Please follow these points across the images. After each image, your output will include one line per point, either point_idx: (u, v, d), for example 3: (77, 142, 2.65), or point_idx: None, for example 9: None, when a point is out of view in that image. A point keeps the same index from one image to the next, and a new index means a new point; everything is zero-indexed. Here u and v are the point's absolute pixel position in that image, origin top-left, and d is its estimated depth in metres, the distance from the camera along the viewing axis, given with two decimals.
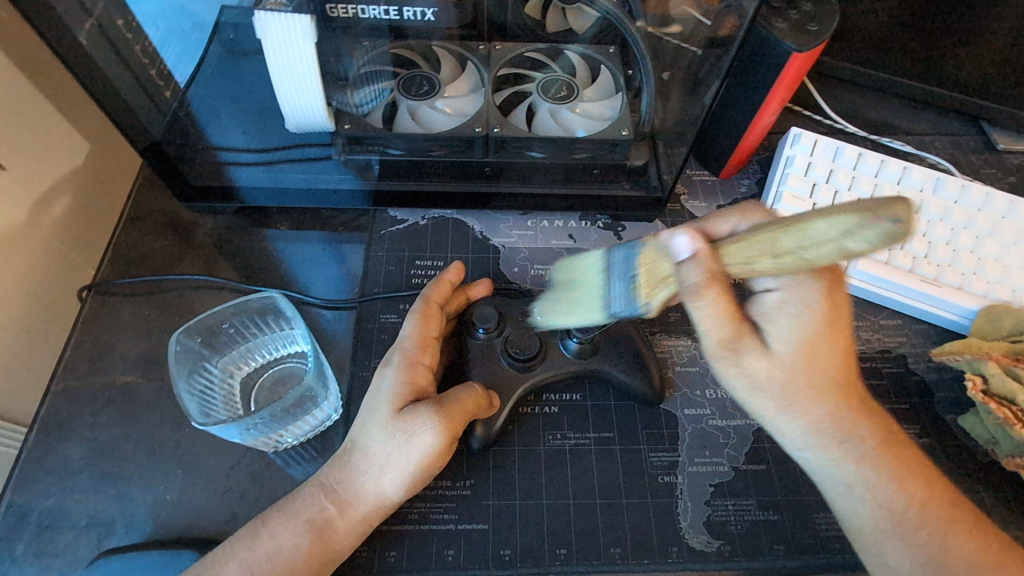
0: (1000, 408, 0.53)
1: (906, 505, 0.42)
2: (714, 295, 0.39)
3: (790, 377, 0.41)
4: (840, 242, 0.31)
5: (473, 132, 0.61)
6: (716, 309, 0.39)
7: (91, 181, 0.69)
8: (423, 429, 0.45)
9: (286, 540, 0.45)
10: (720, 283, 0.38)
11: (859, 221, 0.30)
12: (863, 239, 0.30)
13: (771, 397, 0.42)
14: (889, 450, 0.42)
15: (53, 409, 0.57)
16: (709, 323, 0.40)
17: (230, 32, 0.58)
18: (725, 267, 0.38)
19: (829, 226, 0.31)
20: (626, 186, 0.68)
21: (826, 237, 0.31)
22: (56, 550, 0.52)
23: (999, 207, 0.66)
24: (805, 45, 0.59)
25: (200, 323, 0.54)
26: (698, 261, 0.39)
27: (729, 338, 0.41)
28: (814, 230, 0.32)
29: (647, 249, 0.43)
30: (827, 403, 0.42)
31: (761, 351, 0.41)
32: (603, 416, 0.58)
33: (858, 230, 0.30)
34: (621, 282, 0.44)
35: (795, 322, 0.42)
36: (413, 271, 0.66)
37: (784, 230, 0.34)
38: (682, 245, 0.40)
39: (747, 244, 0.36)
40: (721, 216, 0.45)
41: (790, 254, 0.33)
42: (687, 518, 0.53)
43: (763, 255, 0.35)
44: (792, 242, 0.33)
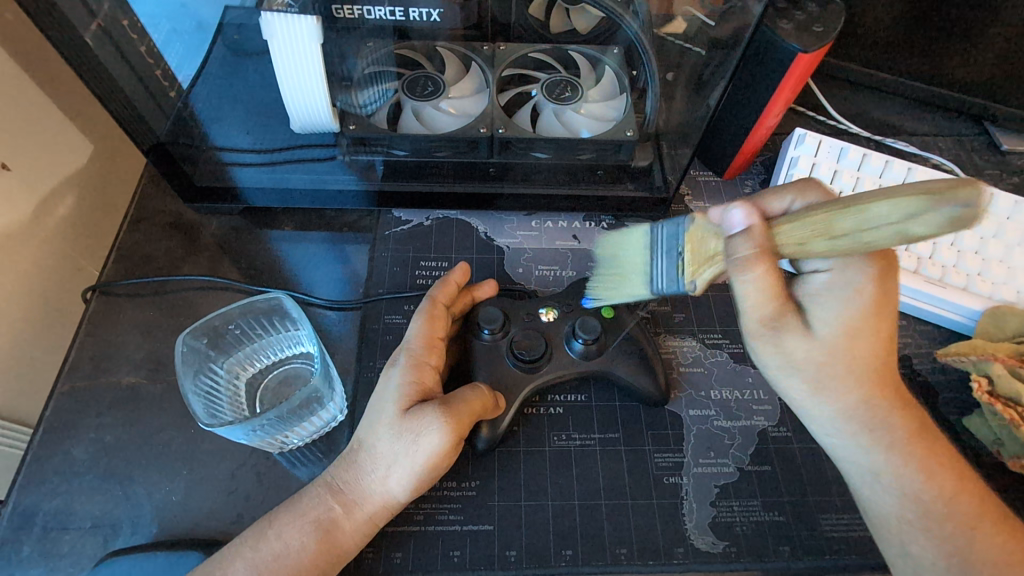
0: (1005, 409, 0.54)
1: (933, 499, 0.42)
2: (757, 272, 0.39)
3: (828, 359, 0.41)
4: (904, 224, 0.32)
5: (478, 133, 0.61)
6: (759, 287, 0.40)
7: (96, 182, 0.69)
8: (429, 430, 0.45)
9: (293, 541, 0.45)
10: (768, 259, 0.39)
11: (924, 203, 0.31)
12: (926, 223, 0.31)
13: (808, 377, 0.42)
14: (926, 442, 0.42)
15: (58, 410, 0.57)
16: (751, 300, 0.41)
17: (234, 32, 0.58)
18: (777, 246, 0.39)
19: (891, 207, 0.32)
20: (631, 187, 0.67)
21: (888, 218, 0.32)
22: (62, 551, 0.52)
23: (1004, 208, 0.66)
24: (811, 46, 0.59)
25: (206, 324, 0.54)
26: (750, 236, 0.39)
27: (767, 316, 0.42)
28: (876, 211, 0.33)
29: (693, 228, 0.47)
30: (867, 387, 0.41)
31: (802, 331, 0.42)
32: (608, 417, 0.58)
33: (924, 212, 0.31)
34: (668, 259, 0.48)
35: (840, 304, 0.41)
36: (417, 271, 0.66)
37: (842, 211, 0.35)
38: (738, 218, 0.42)
39: (801, 224, 0.38)
40: (778, 193, 0.44)
41: (847, 235, 0.35)
42: (692, 518, 0.53)
43: (819, 236, 0.36)
44: (852, 222, 0.34)
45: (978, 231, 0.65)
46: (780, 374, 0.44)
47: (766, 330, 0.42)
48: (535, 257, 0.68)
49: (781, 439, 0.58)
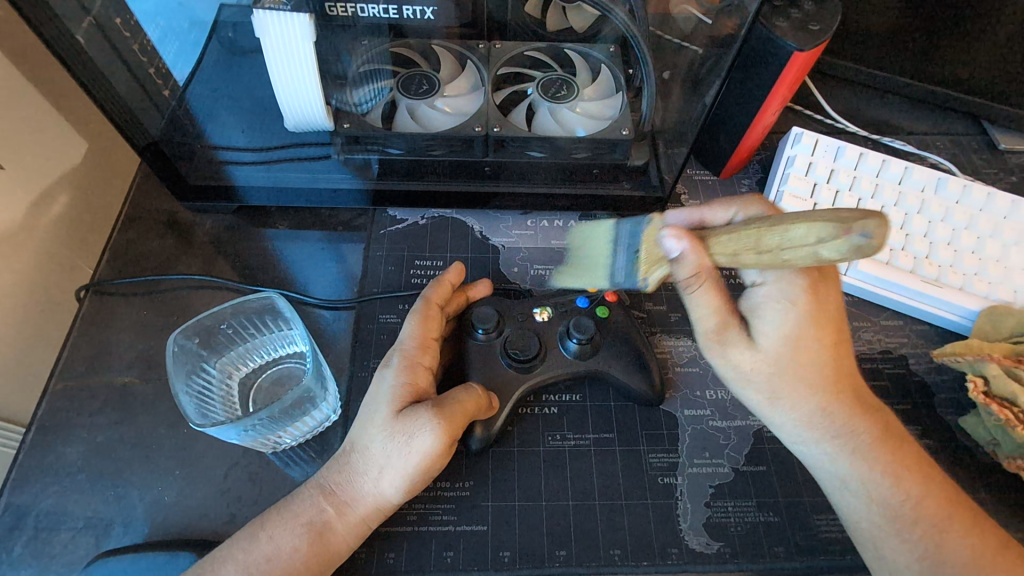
0: (1000, 410, 0.53)
1: (901, 501, 0.42)
2: (701, 288, 0.42)
3: (777, 369, 0.42)
4: (814, 248, 0.33)
5: (472, 132, 0.61)
6: (702, 301, 0.42)
7: (89, 181, 0.68)
8: (422, 431, 0.45)
9: (285, 542, 0.44)
10: (710, 277, 0.41)
11: (833, 230, 0.32)
12: (834, 248, 0.32)
13: (764, 389, 0.43)
14: (882, 443, 0.43)
15: (50, 410, 0.57)
16: (697, 313, 0.43)
17: (229, 30, 0.58)
18: (714, 260, 0.41)
19: (806, 232, 0.34)
20: (626, 186, 0.67)
21: (801, 241, 0.34)
22: (54, 551, 0.51)
23: (1001, 208, 0.66)
24: (807, 45, 0.59)
25: (198, 324, 0.54)
26: (685, 261, 0.41)
27: (715, 330, 0.43)
28: (795, 234, 0.34)
29: (652, 227, 0.51)
30: (821, 395, 0.42)
31: (749, 344, 0.43)
32: (603, 417, 0.58)
33: (829, 240, 0.32)
34: (627, 255, 0.55)
35: (784, 312, 0.42)
36: (412, 271, 0.66)
37: (770, 229, 0.36)
38: (670, 243, 0.42)
39: (735, 237, 0.39)
40: (722, 205, 0.47)
41: (771, 251, 0.36)
42: (687, 519, 0.53)
43: (748, 251, 0.38)
44: (775, 241, 0.35)
45: (976, 230, 0.65)
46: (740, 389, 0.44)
47: (718, 345, 0.44)
48: (531, 257, 0.68)
49: (777, 439, 0.57)
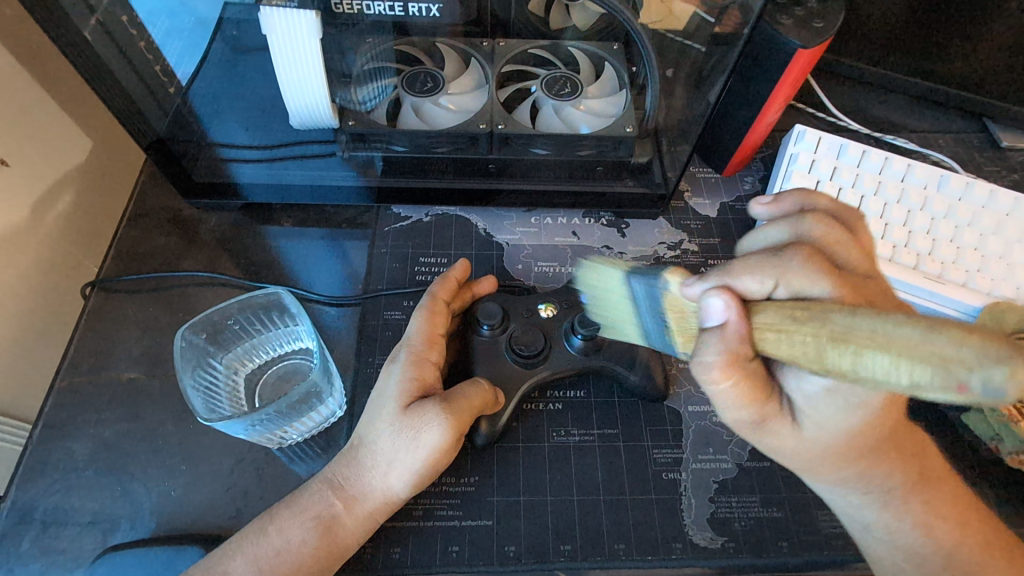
0: (1003, 407, 0.54)
1: (932, 551, 0.43)
2: (734, 380, 0.36)
3: (812, 448, 0.41)
4: (905, 389, 0.24)
5: (478, 129, 0.62)
6: (734, 394, 0.37)
7: (93, 178, 0.68)
8: (430, 426, 0.45)
9: (293, 536, 0.45)
10: (743, 363, 0.35)
11: (932, 374, 0.23)
12: (937, 394, 0.23)
13: (798, 464, 0.43)
14: (917, 492, 0.43)
15: (56, 406, 0.57)
16: (728, 405, 0.39)
17: (233, 28, 0.57)
18: (755, 349, 0.35)
19: (893, 366, 0.24)
20: (629, 184, 0.68)
21: (886, 374, 0.25)
22: (62, 547, 0.52)
23: (1004, 205, 0.66)
24: (811, 42, 0.59)
25: (205, 320, 0.54)
26: (724, 335, 0.35)
27: (749, 420, 0.40)
28: (875, 361, 0.25)
29: (671, 293, 0.45)
30: (862, 463, 0.41)
31: (787, 425, 0.41)
32: (607, 412, 0.58)
33: (927, 387, 0.23)
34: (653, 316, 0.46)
35: (839, 412, 0.39)
36: (416, 268, 0.66)
37: (834, 343, 0.27)
38: (716, 309, 0.36)
39: (788, 337, 0.31)
40: (755, 272, 0.37)
41: (839, 373, 0.27)
42: (691, 514, 0.53)
43: (808, 361, 0.29)
44: (842, 366, 0.27)
45: (978, 227, 0.65)
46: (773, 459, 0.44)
47: (751, 427, 0.41)
48: (534, 253, 0.68)
49: None
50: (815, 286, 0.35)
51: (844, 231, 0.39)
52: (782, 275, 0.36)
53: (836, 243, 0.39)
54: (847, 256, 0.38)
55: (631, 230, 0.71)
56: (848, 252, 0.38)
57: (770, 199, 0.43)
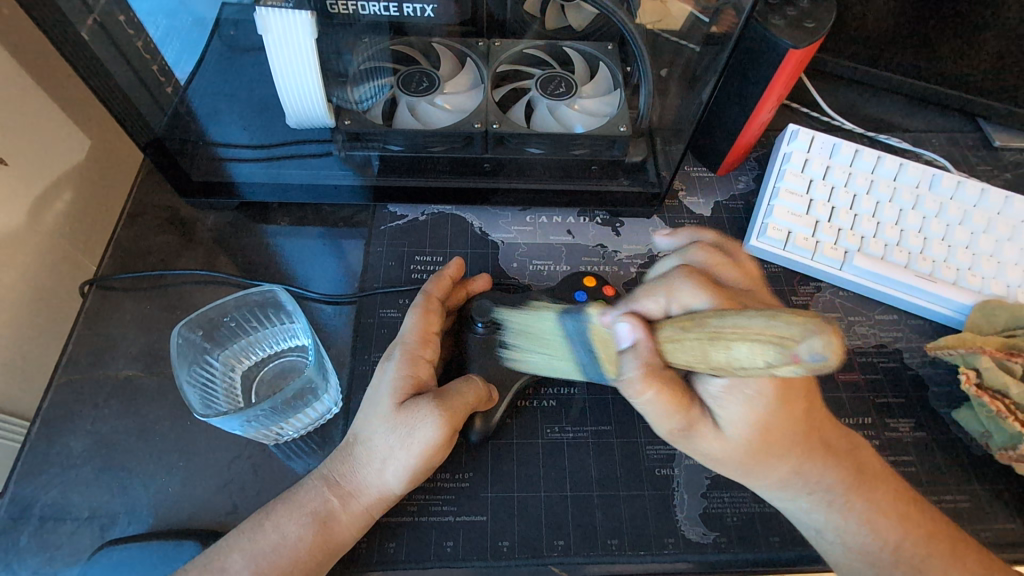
0: (992, 402, 0.55)
1: (880, 549, 0.44)
2: (655, 390, 0.41)
3: (744, 453, 0.43)
4: (768, 368, 0.34)
5: (473, 128, 0.62)
6: (659, 403, 0.42)
7: (90, 176, 0.69)
8: (423, 423, 0.46)
9: (290, 532, 0.45)
10: (655, 378, 0.41)
11: (779, 349, 0.33)
12: (786, 368, 0.33)
13: (733, 467, 0.44)
14: (857, 491, 0.44)
15: (54, 403, 0.58)
16: (657, 416, 0.43)
17: (231, 27, 0.58)
18: (664, 359, 0.41)
19: (754, 354, 0.34)
20: (624, 182, 0.68)
21: (750, 358, 0.34)
22: (60, 541, 0.52)
23: (994, 204, 0.67)
24: (802, 41, 0.59)
25: (202, 317, 0.55)
26: (637, 352, 0.41)
27: (679, 428, 0.43)
28: (739, 351, 0.35)
29: (596, 325, 0.51)
30: (791, 458, 0.43)
31: (713, 431, 0.43)
32: (601, 409, 0.59)
33: (777, 359, 0.33)
34: (584, 348, 0.52)
35: (743, 406, 0.41)
36: (412, 266, 0.67)
37: (712, 344, 0.37)
38: (626, 333, 0.43)
39: (682, 343, 0.39)
40: (651, 294, 0.44)
41: (721, 362, 0.36)
42: (684, 510, 0.54)
43: (699, 361, 0.38)
44: (722, 359, 0.36)
45: (970, 226, 0.66)
46: (716, 467, 0.46)
47: (682, 434, 0.44)
48: (529, 252, 0.69)
49: None
50: (697, 300, 0.42)
51: (723, 256, 0.47)
52: (671, 293, 0.43)
53: (719, 265, 0.46)
54: (728, 276, 0.46)
55: (626, 229, 0.71)
56: (729, 271, 0.46)
57: (669, 231, 0.52)
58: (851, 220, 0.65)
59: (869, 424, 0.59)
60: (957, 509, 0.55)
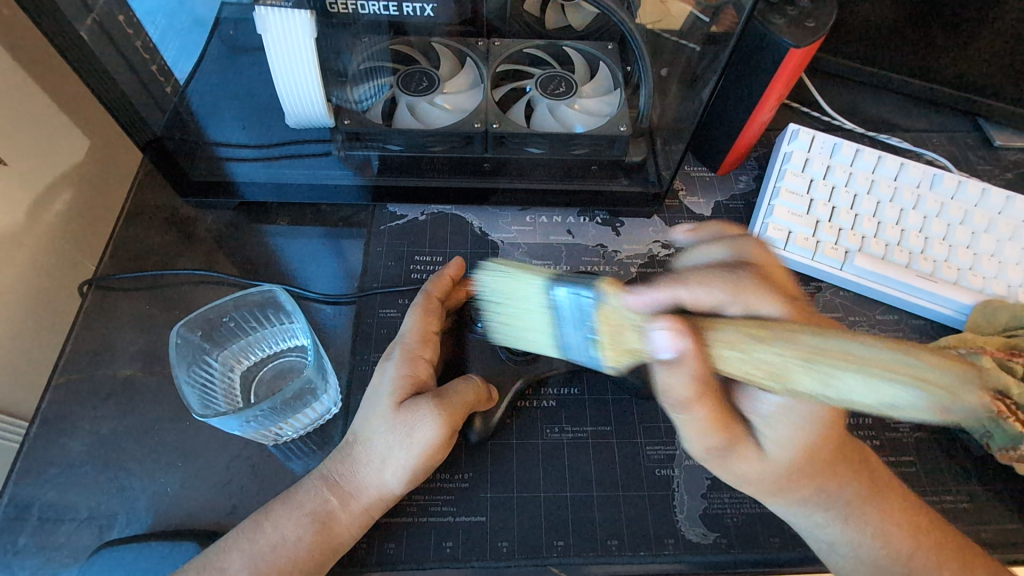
0: (994, 401, 0.55)
1: (893, 561, 0.43)
2: (705, 409, 0.39)
3: (785, 475, 0.43)
4: (884, 408, 0.31)
5: (472, 128, 0.62)
6: (701, 419, 0.40)
7: (90, 176, 0.69)
8: (423, 423, 0.46)
9: (289, 532, 0.45)
10: (706, 396, 0.38)
11: (924, 393, 0.31)
12: (909, 411, 0.31)
13: (764, 487, 0.44)
14: (868, 502, 0.44)
15: (53, 403, 0.58)
16: (697, 430, 0.42)
17: (230, 27, 0.57)
18: (718, 371, 0.37)
19: (864, 386, 0.31)
20: (624, 182, 0.68)
21: (863, 395, 0.32)
22: (59, 541, 0.52)
23: (996, 204, 0.66)
24: (803, 41, 0.59)
25: (201, 317, 0.55)
26: (682, 363, 0.37)
27: (719, 448, 0.42)
28: (850, 384, 0.32)
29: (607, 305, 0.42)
30: (825, 476, 0.43)
31: (755, 452, 0.43)
32: (601, 409, 0.59)
33: (898, 402, 0.31)
34: (580, 330, 0.44)
35: (792, 429, 0.41)
36: (412, 266, 0.67)
37: (805, 365, 0.33)
38: (664, 341, 0.37)
39: (749, 359, 0.35)
40: (705, 288, 0.41)
41: (811, 392, 0.33)
42: (683, 510, 0.54)
43: (773, 381, 0.34)
44: (814, 387, 0.33)
45: (971, 226, 0.65)
46: (742, 487, 0.45)
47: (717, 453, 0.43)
48: (529, 252, 0.69)
49: None
50: (766, 307, 0.39)
51: (764, 252, 0.44)
52: (730, 294, 0.40)
53: (766, 265, 0.43)
54: (781, 280, 0.43)
55: (626, 228, 0.71)
56: (781, 275, 0.43)
57: (692, 226, 0.48)
58: (851, 219, 0.65)
59: (870, 424, 0.59)
60: (958, 510, 0.55)
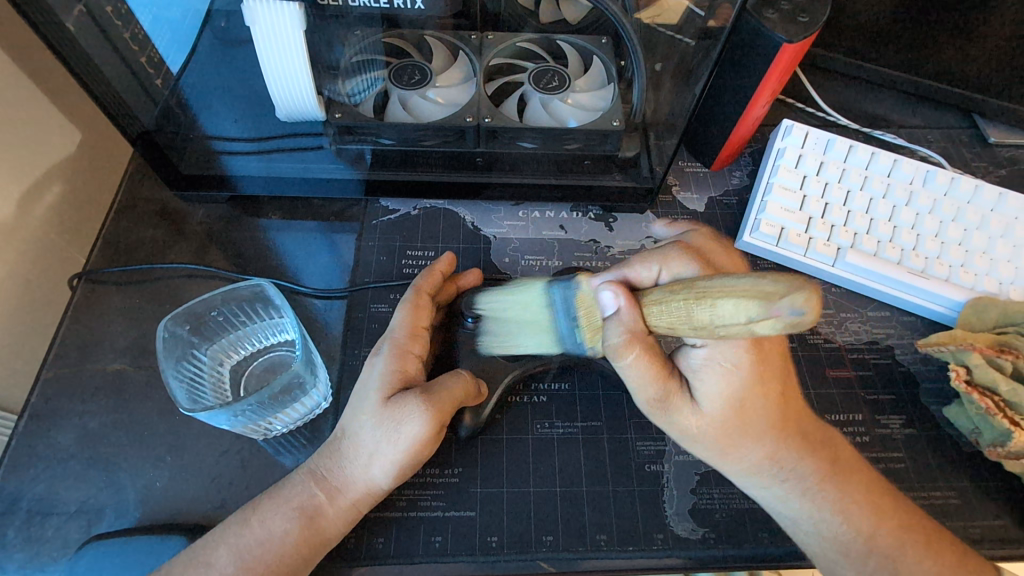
0: (982, 398, 0.55)
1: (853, 537, 0.43)
2: (636, 354, 0.44)
3: (720, 427, 0.44)
4: (747, 327, 0.33)
5: (464, 123, 0.61)
6: (639, 368, 0.44)
7: (80, 169, 0.68)
8: (411, 418, 0.46)
9: (276, 527, 0.45)
10: (640, 343, 0.43)
11: (758, 306, 0.33)
12: (763, 326, 0.33)
13: (708, 447, 0.45)
14: (832, 481, 0.44)
15: (42, 397, 0.58)
16: (637, 381, 0.45)
17: (222, 19, 0.57)
18: (647, 325, 0.43)
19: (733, 308, 0.34)
20: (617, 178, 0.67)
21: (731, 317, 0.34)
22: (47, 535, 0.52)
23: (988, 200, 0.66)
24: (796, 37, 0.59)
25: (189, 311, 0.55)
26: (621, 320, 0.44)
27: (657, 398, 0.45)
28: (722, 307, 0.35)
29: (584, 293, 0.51)
30: (770, 438, 0.44)
31: (690, 405, 0.45)
32: (592, 406, 0.58)
33: (757, 317, 0.33)
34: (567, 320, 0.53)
35: (721, 380, 0.43)
36: (404, 261, 0.67)
37: (697, 302, 0.37)
38: (609, 300, 0.46)
39: (668, 308, 0.40)
40: (645, 262, 0.48)
41: (700, 322, 0.37)
42: (673, 506, 0.54)
43: (681, 322, 0.39)
44: (703, 317, 0.36)
45: (962, 222, 0.65)
46: (690, 446, 0.47)
47: (659, 406, 0.46)
48: (522, 247, 0.68)
49: None
50: (687, 271, 0.47)
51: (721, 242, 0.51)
52: (664, 262, 0.47)
53: (712, 249, 0.49)
54: (719, 259, 0.49)
55: (618, 224, 0.71)
56: (720, 254, 0.49)
57: (669, 222, 0.55)
58: (844, 216, 0.65)
59: (859, 421, 0.59)
60: (946, 506, 0.55)
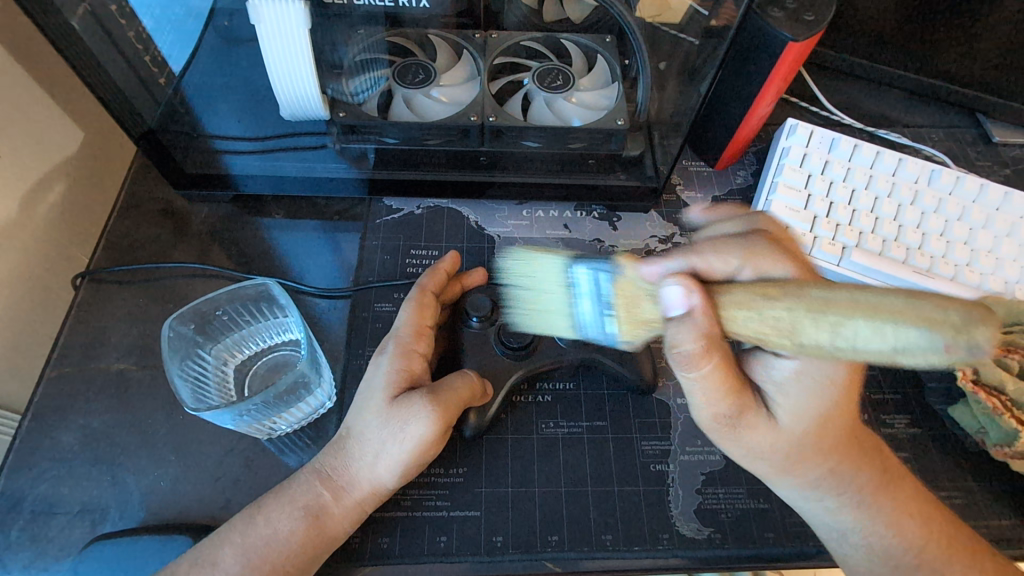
0: (989, 398, 0.55)
1: (903, 551, 0.44)
2: (714, 362, 0.39)
3: (793, 446, 0.43)
4: (891, 355, 0.29)
5: (468, 121, 0.61)
6: (710, 378, 0.40)
7: (82, 169, 0.68)
8: (418, 417, 0.46)
9: (282, 526, 0.45)
10: (716, 351, 0.39)
11: (923, 334, 0.27)
12: (915, 359, 0.28)
13: (778, 463, 0.44)
14: (885, 494, 0.44)
15: (46, 396, 0.57)
16: (703, 393, 0.42)
17: (225, 19, 0.58)
18: (721, 329, 0.38)
19: (876, 333, 0.29)
20: (621, 177, 0.67)
21: (869, 339, 0.29)
22: (52, 535, 0.52)
23: (994, 200, 0.66)
24: (801, 35, 0.59)
25: (193, 310, 0.54)
26: (694, 322, 0.38)
27: (725, 415, 0.43)
28: (858, 331, 0.30)
29: (625, 279, 0.46)
30: (839, 456, 0.43)
31: (761, 423, 0.43)
32: (597, 405, 0.58)
33: (912, 350, 0.28)
34: (597, 305, 0.48)
35: (806, 395, 0.42)
36: (409, 260, 0.66)
37: (812, 318, 0.32)
38: (677, 299, 0.40)
39: (758, 316, 0.35)
40: (721, 255, 0.43)
41: (816, 340, 0.32)
42: (678, 506, 0.54)
43: (774, 337, 0.34)
44: (824, 339, 0.31)
45: (968, 222, 0.65)
46: (751, 462, 0.45)
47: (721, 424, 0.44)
48: (526, 247, 0.68)
49: None
50: (767, 266, 0.41)
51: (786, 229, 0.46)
52: (744, 257, 0.42)
53: (787, 240, 0.45)
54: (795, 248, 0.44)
55: (623, 224, 0.71)
56: (794, 246, 0.45)
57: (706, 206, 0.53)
58: (849, 215, 0.65)
59: (865, 419, 0.59)
60: (952, 506, 0.55)
